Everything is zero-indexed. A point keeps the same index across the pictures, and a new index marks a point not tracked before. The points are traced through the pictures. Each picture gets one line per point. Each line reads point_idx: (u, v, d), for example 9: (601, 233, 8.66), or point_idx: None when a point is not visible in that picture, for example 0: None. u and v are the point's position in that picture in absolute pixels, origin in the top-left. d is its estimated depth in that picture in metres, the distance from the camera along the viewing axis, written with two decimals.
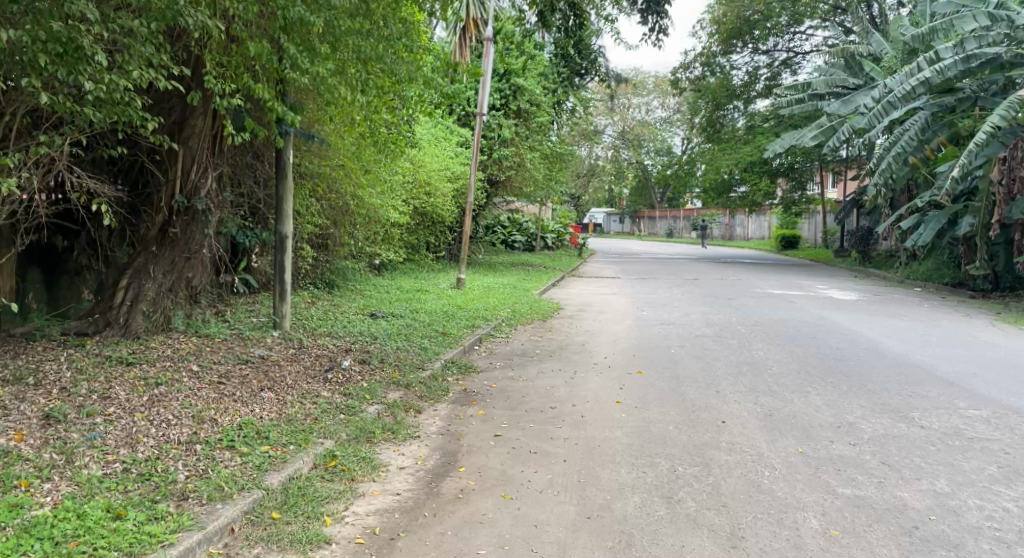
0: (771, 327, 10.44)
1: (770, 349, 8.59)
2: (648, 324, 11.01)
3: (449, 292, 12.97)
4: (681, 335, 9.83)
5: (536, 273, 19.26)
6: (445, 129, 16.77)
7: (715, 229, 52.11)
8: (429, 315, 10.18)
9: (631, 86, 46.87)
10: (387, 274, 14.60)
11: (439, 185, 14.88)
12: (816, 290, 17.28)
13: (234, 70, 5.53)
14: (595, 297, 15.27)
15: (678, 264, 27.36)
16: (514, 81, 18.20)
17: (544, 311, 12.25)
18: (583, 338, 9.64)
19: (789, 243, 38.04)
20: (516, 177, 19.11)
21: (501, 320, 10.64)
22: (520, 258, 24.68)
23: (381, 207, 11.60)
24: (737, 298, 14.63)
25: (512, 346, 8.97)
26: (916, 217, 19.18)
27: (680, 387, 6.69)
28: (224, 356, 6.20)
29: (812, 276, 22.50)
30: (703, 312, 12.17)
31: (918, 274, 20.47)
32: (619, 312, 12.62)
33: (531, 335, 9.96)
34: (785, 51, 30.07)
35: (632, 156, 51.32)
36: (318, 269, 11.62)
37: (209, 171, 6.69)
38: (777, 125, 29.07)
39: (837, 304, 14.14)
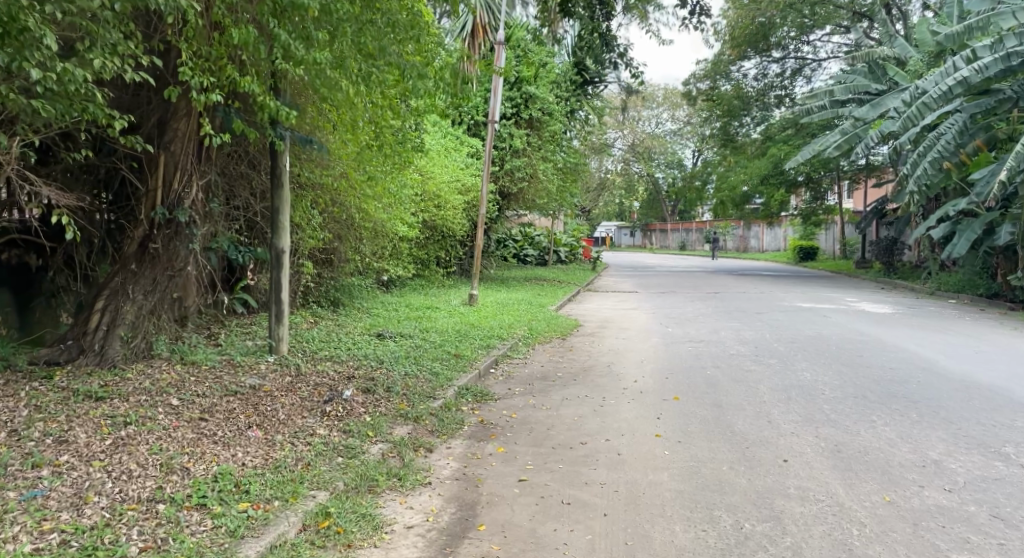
0: (811, 344, 9.67)
1: (817, 370, 7.82)
2: (675, 342, 10.23)
3: (461, 309, 12.26)
4: (714, 354, 9.06)
5: (550, 288, 18.51)
6: (455, 139, 16.15)
7: (730, 241, 51.17)
8: (440, 335, 9.44)
9: (642, 97, 46.25)
10: (395, 291, 13.90)
11: (450, 197, 14.21)
12: (847, 303, 16.43)
13: (217, 61, 4.84)
14: (614, 313, 14.49)
15: (696, 277, 26.55)
16: (526, 89, 17.57)
17: (563, 329, 11.51)
18: (608, 359, 8.88)
19: (807, 254, 37.18)
20: (528, 189, 18.43)
21: (518, 340, 9.91)
22: (533, 273, 23.96)
23: (389, 220, 10.96)
24: (766, 313, 13.81)
25: (531, 368, 8.21)
26: (949, 226, 18.38)
27: (725, 415, 5.93)
28: (210, 387, 5.46)
29: (838, 288, 21.65)
30: (733, 329, 11.39)
31: (951, 284, 19.58)
32: (642, 329, 11.84)
33: (550, 355, 9.21)
34: (800, 58, 29.34)
35: (643, 168, 50.60)
36: (322, 286, 10.94)
37: (195, 179, 6.01)
38: (794, 134, 28.29)
39: (873, 318, 13.34)
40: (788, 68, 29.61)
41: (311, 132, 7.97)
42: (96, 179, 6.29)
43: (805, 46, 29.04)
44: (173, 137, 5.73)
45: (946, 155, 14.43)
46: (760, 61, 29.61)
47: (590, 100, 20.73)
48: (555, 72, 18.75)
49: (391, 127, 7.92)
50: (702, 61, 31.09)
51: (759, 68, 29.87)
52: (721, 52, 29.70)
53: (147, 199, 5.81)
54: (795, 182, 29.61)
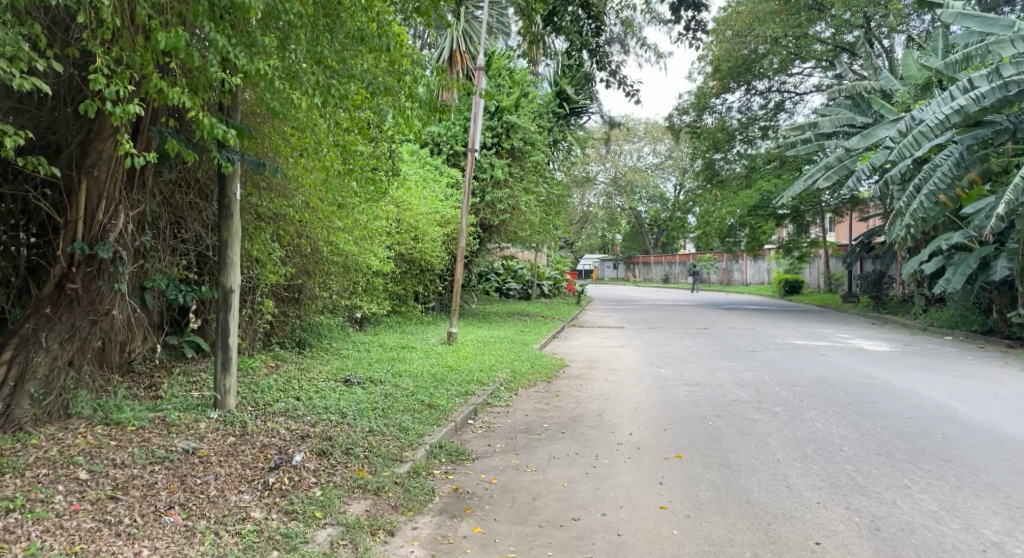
0: (815, 388, 8.97)
1: (831, 420, 7.10)
2: (670, 386, 9.47)
3: (438, 348, 11.44)
4: (713, 400, 8.33)
5: (533, 324, 17.75)
6: (434, 169, 15.53)
7: (714, 274, 50.74)
8: (414, 379, 8.59)
9: (624, 131, 46.17)
10: (369, 329, 13.05)
11: (428, 229, 13.49)
12: (841, 340, 15.83)
13: (141, 68, 4.11)
14: (602, 351, 13.73)
15: (682, 311, 25.92)
16: (507, 118, 17.00)
17: (548, 371, 10.72)
18: (599, 406, 8.10)
19: (792, 287, 36.83)
20: (511, 221, 17.77)
21: (500, 384, 9.09)
22: (516, 307, 23.20)
23: (361, 253, 10.23)
24: (761, 352, 13.13)
25: (515, 418, 7.41)
26: (942, 260, 17.94)
27: (737, 480, 5.16)
28: (132, 454, 4.62)
29: (829, 323, 21.10)
30: (730, 370, 10.67)
31: (944, 319, 19.11)
32: (633, 369, 11.09)
33: (535, 402, 8.42)
34: (782, 91, 29.27)
35: (625, 200, 50.37)
36: (288, 325, 10.08)
37: (122, 209, 5.26)
38: (778, 167, 28.04)
39: (873, 357, 12.72)
40: (771, 101, 29.51)
41: (270, 157, 7.34)
42: (15, 209, 5.54)
43: (787, 80, 28.99)
44: (98, 159, 4.99)
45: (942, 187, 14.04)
46: (743, 94, 29.49)
47: (573, 130, 20.23)
48: (537, 102, 18.25)
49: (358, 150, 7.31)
50: (686, 94, 30.91)
51: (742, 101, 29.72)
52: (704, 85, 29.56)
53: (65, 233, 5.04)
54: (781, 215, 29.29)
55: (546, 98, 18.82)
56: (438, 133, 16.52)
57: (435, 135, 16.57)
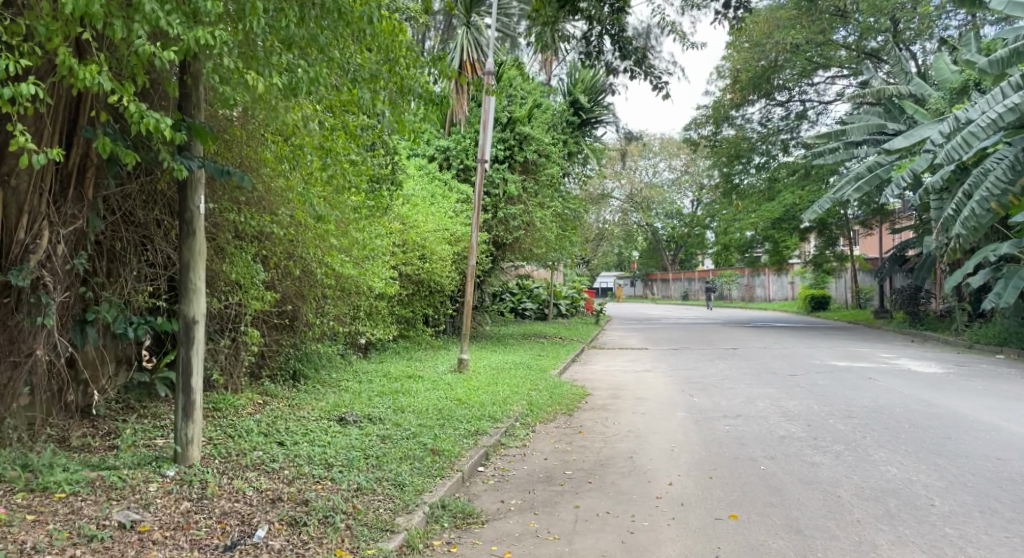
0: (875, 421, 7.89)
1: (906, 464, 6.05)
2: (707, 418, 8.42)
3: (448, 377, 10.48)
4: (760, 437, 7.28)
5: (551, 347, 16.78)
6: (443, 184, 14.72)
7: (735, 290, 49.43)
8: (418, 416, 7.64)
9: (639, 146, 45.29)
10: (374, 356, 12.13)
11: (436, 247, 12.60)
12: (885, 361, 14.67)
13: (47, 41, 3.25)
14: (626, 376, 12.68)
15: (706, 330, 24.79)
16: (520, 130, 16.17)
17: (569, 401, 9.71)
18: (630, 445, 7.08)
19: (819, 303, 35.56)
20: (525, 238, 16.86)
21: (516, 419, 8.07)
22: (533, 328, 22.24)
23: (360, 275, 9.42)
24: (801, 376, 12.05)
25: (532, 463, 6.39)
26: (989, 272, 16.78)
27: (815, 553, 4.10)
28: (50, 535, 3.67)
29: (865, 341, 19.88)
30: (773, 399, 9.60)
31: (992, 336, 17.87)
32: (663, 398, 10.06)
33: (556, 441, 7.42)
34: (804, 100, 28.28)
35: (641, 217, 49.41)
36: (282, 356, 9.16)
37: (43, 227, 4.82)
38: (803, 178, 26.96)
39: (927, 380, 11.59)
40: (792, 111, 28.54)
41: (252, 166, 6.53)
42: None
43: (809, 89, 28.03)
44: (15, 167, 4.63)
45: (996, 190, 12.99)
46: (764, 105, 28.54)
47: (588, 142, 19.35)
48: (550, 113, 17.44)
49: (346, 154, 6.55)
50: (703, 106, 29.98)
51: (762, 112, 28.76)
52: (722, 97, 28.65)
53: None
54: (807, 228, 28.12)
55: (560, 109, 18.01)
56: (447, 147, 15.70)
57: (444, 149, 15.74)
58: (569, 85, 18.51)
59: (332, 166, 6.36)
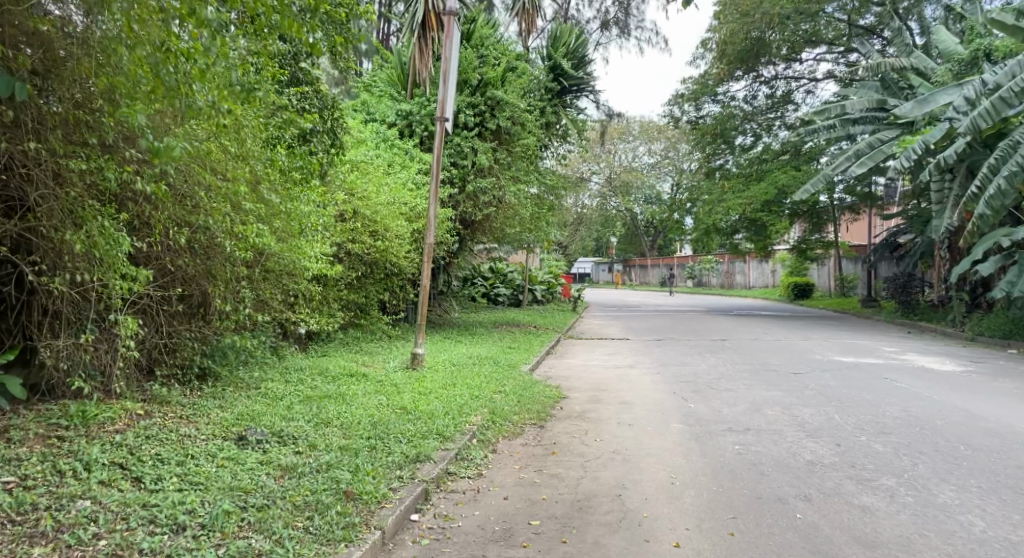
0: (923, 440, 6.37)
1: (992, 513, 4.50)
2: (711, 434, 6.86)
3: (397, 377, 8.80)
4: (782, 464, 5.73)
5: (525, 337, 15.18)
6: (402, 153, 13.02)
7: (714, 277, 48.27)
8: (345, 433, 5.93)
9: (619, 127, 43.62)
10: (314, 349, 10.39)
11: (391, 223, 10.84)
12: (892, 357, 13.27)
13: None
14: (607, 373, 11.08)
15: (689, 318, 23.37)
16: (492, 94, 14.38)
17: (542, 406, 8.09)
18: (617, 477, 5.46)
19: (802, 291, 34.39)
20: (497, 217, 15.19)
21: (473, 435, 6.41)
22: (506, 315, 20.66)
23: (284, 251, 7.70)
24: (807, 376, 10.55)
25: (487, 507, 4.74)
26: (1001, 258, 15.47)
27: None
28: None
29: (862, 333, 18.52)
30: (785, 407, 8.08)
31: (1001, 328, 16.66)
32: (652, 403, 8.48)
33: (522, 467, 5.79)
34: (791, 78, 26.78)
35: (620, 201, 48.01)
36: (191, 354, 7.40)
37: None
38: (794, 157, 25.52)
39: (951, 381, 10.18)
40: (778, 90, 27.04)
41: (101, 90, 4.76)
42: None
43: (797, 66, 26.54)
44: None
45: None
46: (749, 82, 27.00)
47: (569, 113, 17.52)
48: (527, 78, 15.67)
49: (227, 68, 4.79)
50: (687, 82, 28.23)
51: (748, 89, 27.20)
52: (707, 73, 27.03)
53: None
54: (795, 213, 26.72)
55: (537, 74, 16.27)
56: (408, 111, 13.83)
57: (406, 113, 13.90)
58: (549, 48, 16.63)
59: (195, 80, 4.59)
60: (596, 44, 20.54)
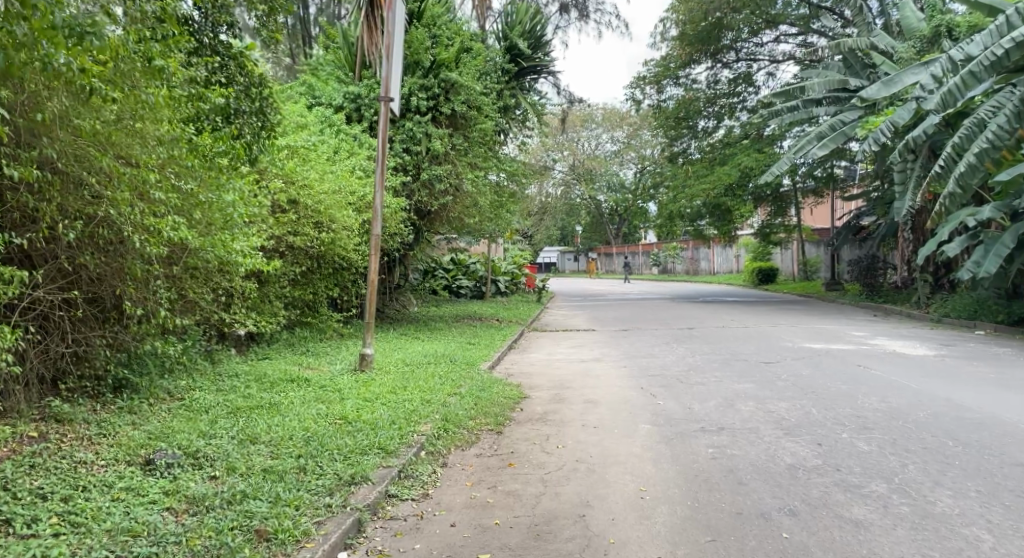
0: (910, 436, 5.89)
1: (1001, 526, 3.99)
2: (682, 436, 6.29)
3: (344, 381, 8.08)
4: (762, 470, 5.17)
5: (486, 331, 14.53)
6: (350, 140, 12.22)
7: (679, 264, 48.15)
8: (273, 451, 5.22)
9: (581, 114, 43.05)
10: (255, 352, 9.59)
11: (338, 214, 10.03)
12: (862, 342, 12.94)
13: None
14: (572, 368, 10.50)
15: (655, 306, 22.97)
16: (446, 75, 13.62)
17: (500, 410, 7.44)
18: (581, 492, 4.84)
19: (767, 276, 34.37)
20: (454, 207, 14.48)
21: (420, 447, 5.74)
22: (467, 309, 19.95)
23: (206, 246, 6.90)
24: (779, 366, 10.10)
25: (428, 539, 4.09)
26: (967, 239, 15.27)
27: None
28: None
29: (829, 317, 18.27)
30: (760, 401, 7.57)
31: (966, 309, 16.55)
32: (619, 401, 7.90)
33: (474, 484, 5.13)
34: (752, 60, 26.45)
35: (584, 189, 47.54)
36: (103, 362, 6.59)
37: None
38: (757, 140, 25.21)
39: (926, 367, 9.81)
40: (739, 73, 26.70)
41: None
42: None
43: (758, 48, 26.21)
44: None
45: (996, 141, 11.28)
46: (710, 65, 26.62)
47: (528, 96, 16.83)
48: (482, 59, 14.91)
49: (98, 30, 3.98)
50: (649, 65, 27.73)
51: (710, 72, 26.82)
52: (669, 55, 26.54)
53: None
54: (759, 197, 26.46)
55: (493, 55, 15.52)
56: (357, 94, 12.99)
57: (354, 97, 13.04)
58: (505, 28, 15.89)
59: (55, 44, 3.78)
60: (555, 26, 19.86)
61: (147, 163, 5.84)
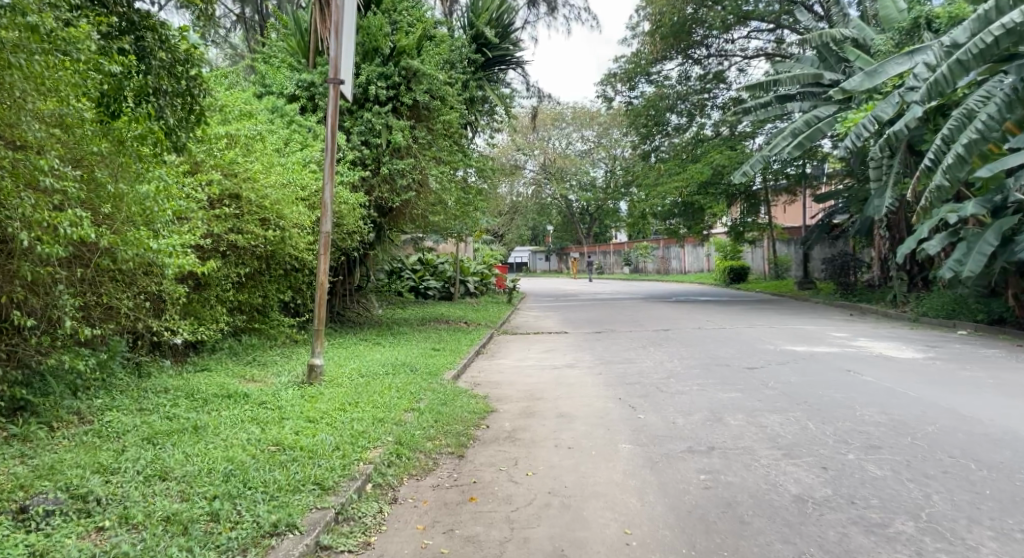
0: (924, 457, 5.22)
1: None
2: (669, 458, 5.54)
3: (288, 395, 7.19)
4: (764, 503, 4.44)
5: (452, 335, 13.70)
6: (303, 130, 11.31)
7: (651, 263, 47.75)
8: (182, 491, 4.33)
9: (551, 113, 42.38)
10: (191, 364, 8.62)
11: (286, 209, 9.10)
12: (845, 344, 12.40)
13: None
14: (543, 376, 9.72)
15: (629, 306, 22.35)
16: (407, 63, 12.76)
17: (462, 428, 6.61)
18: (553, 538, 4.05)
19: (739, 275, 34.04)
20: (417, 204, 13.62)
21: (365, 480, 4.89)
22: (434, 311, 19.11)
23: (116, 244, 5.94)
24: (763, 371, 9.44)
25: None
26: (949, 235, 14.84)
27: None
28: None
29: (807, 317, 17.78)
30: (750, 414, 6.86)
31: (945, 307, 16.16)
32: (594, 415, 7.14)
33: (426, 525, 4.32)
34: (724, 56, 25.98)
35: (555, 188, 46.91)
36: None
37: None
38: (730, 137, 24.76)
39: (918, 371, 9.25)
40: (710, 69, 26.21)
41: None
42: None
43: (730, 43, 25.74)
44: None
45: (987, 131, 10.80)
46: (682, 61, 26.08)
47: (495, 88, 16.01)
48: (446, 47, 14.07)
49: None
50: (620, 61, 27.11)
51: (681, 68, 26.29)
52: (640, 51, 25.93)
53: None
54: (733, 195, 26.00)
55: (458, 44, 14.70)
56: (310, 82, 12.05)
57: (308, 85, 12.11)
58: (471, 15, 15.05)
59: None
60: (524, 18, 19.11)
61: (37, 145, 4.99)
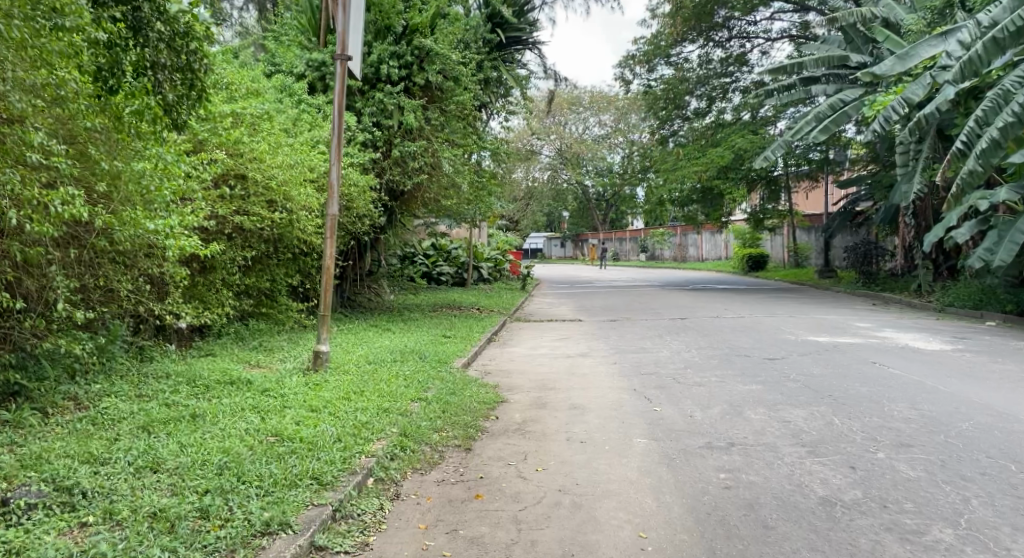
0: (961, 457, 4.88)
1: None
2: (686, 454, 5.24)
3: (293, 382, 6.97)
4: (789, 506, 4.15)
5: (464, 321, 13.45)
6: (312, 110, 11.04)
7: (667, 250, 47.22)
8: (172, 485, 4.11)
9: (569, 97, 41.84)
10: (195, 348, 8.45)
11: (293, 190, 8.84)
12: (868, 334, 11.99)
13: None
14: (556, 365, 9.45)
15: (644, 293, 22.00)
16: (420, 42, 12.41)
17: (470, 418, 6.35)
18: (563, 541, 3.78)
19: (757, 263, 33.49)
20: (429, 187, 13.32)
21: (366, 474, 4.64)
22: (447, 296, 18.88)
23: (112, 226, 5.75)
24: (785, 362, 9.09)
25: None
26: (979, 222, 14.32)
27: None
28: None
29: (827, 306, 17.35)
30: (772, 408, 6.54)
31: (972, 298, 15.67)
32: (608, 407, 6.86)
33: (427, 524, 4.06)
34: (747, 38, 25.33)
35: (572, 173, 46.42)
36: None
37: None
38: (751, 121, 24.19)
39: (947, 363, 8.86)
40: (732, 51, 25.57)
41: None
42: None
43: (753, 25, 25.07)
44: None
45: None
46: (703, 44, 25.47)
47: (511, 69, 15.62)
48: (460, 25, 13.69)
49: None
50: (640, 43, 26.55)
51: (702, 51, 25.69)
52: (660, 33, 25.35)
53: None
54: (752, 180, 25.46)
55: (473, 23, 14.31)
56: (320, 61, 11.75)
57: (318, 64, 11.82)
58: None
59: None
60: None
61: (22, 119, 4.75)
